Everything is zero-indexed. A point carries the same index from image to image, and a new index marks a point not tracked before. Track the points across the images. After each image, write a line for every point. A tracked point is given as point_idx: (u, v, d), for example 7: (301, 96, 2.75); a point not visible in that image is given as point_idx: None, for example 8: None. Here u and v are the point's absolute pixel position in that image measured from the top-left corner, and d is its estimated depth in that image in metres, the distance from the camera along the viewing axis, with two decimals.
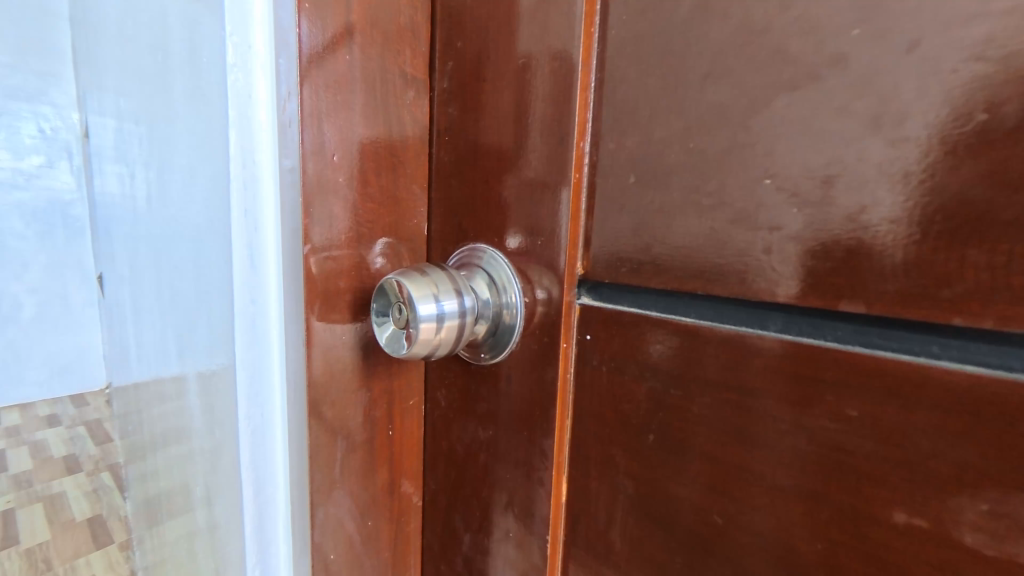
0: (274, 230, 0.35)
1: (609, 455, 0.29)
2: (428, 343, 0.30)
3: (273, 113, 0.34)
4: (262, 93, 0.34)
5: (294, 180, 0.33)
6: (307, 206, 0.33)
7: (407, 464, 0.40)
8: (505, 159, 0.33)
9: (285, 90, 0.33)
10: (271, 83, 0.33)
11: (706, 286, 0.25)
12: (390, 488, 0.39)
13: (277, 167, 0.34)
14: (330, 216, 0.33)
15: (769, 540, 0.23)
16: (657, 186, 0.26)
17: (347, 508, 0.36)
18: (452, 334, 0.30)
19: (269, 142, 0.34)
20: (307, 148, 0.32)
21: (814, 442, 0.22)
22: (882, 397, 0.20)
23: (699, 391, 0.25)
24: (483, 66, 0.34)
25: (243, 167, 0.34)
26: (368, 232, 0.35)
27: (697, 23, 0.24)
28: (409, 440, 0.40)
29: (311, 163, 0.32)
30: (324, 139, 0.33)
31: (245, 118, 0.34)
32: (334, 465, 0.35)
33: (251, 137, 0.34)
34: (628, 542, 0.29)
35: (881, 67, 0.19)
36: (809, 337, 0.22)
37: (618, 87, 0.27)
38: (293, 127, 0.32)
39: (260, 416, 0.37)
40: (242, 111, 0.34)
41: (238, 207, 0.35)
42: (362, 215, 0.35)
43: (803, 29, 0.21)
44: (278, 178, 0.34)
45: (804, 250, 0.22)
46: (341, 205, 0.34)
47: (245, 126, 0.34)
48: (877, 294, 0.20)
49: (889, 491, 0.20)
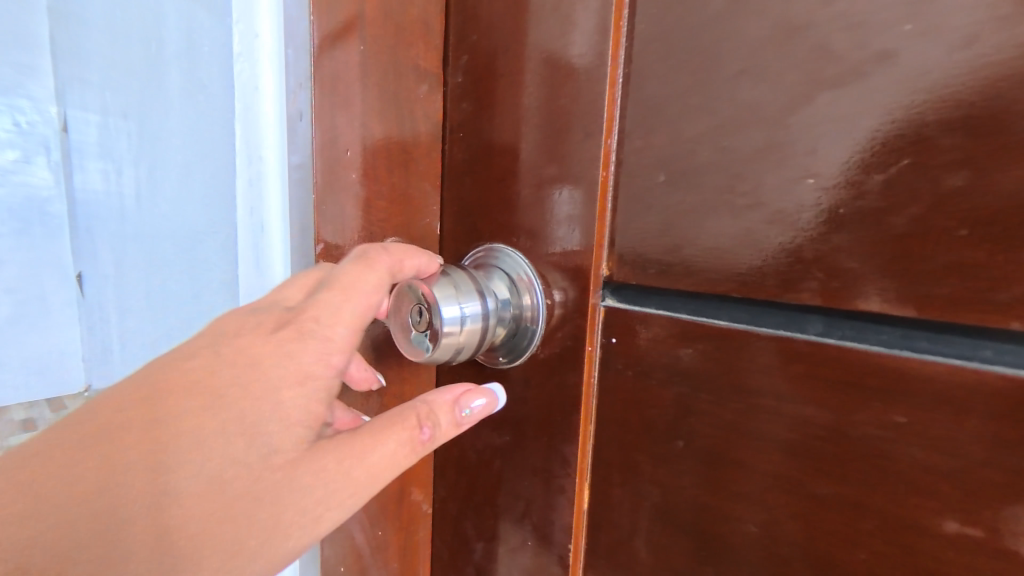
0: (279, 229, 0.36)
1: (633, 461, 0.28)
2: (447, 349, 0.29)
3: (279, 105, 0.34)
4: (268, 86, 0.34)
5: (303, 176, 0.33)
6: (319, 203, 0.32)
7: (417, 472, 0.38)
8: (522, 157, 0.31)
9: (294, 82, 0.33)
10: (278, 75, 0.34)
11: (741, 288, 0.24)
12: (400, 495, 0.37)
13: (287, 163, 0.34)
14: (348, 216, 0.33)
15: (805, 549, 0.23)
16: (688, 184, 0.25)
17: (357, 517, 0.37)
18: (473, 338, 0.30)
19: (273, 137, 0.35)
20: (320, 142, 0.32)
21: (859, 451, 0.21)
22: (933, 404, 0.20)
23: (730, 396, 0.24)
24: (501, 61, 0.32)
25: (250, 164, 0.36)
26: (379, 231, 0.34)
27: (730, 19, 0.24)
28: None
29: (322, 155, 0.32)
30: (336, 132, 0.32)
31: (251, 111, 0.35)
32: None
33: (258, 131, 0.35)
34: (653, 552, 0.28)
35: (934, 63, 0.19)
36: (851, 341, 0.22)
37: (645, 84, 0.27)
38: (303, 120, 0.32)
39: None
40: (247, 103, 0.35)
41: (245, 204, 0.37)
42: (374, 213, 0.33)
43: (848, 24, 0.21)
44: (285, 175, 0.35)
45: (847, 252, 0.21)
46: (352, 204, 0.33)
47: (251, 119, 0.35)
48: (929, 298, 0.20)
49: (937, 500, 0.20)
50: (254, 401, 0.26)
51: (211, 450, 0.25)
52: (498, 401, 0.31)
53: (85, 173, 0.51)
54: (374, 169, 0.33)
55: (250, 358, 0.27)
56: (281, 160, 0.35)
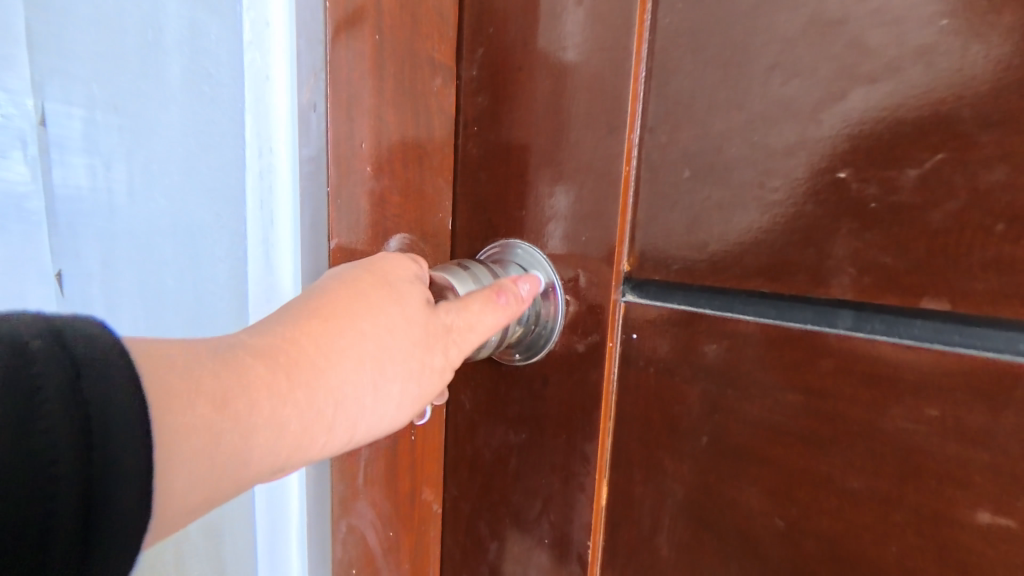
0: (290, 224, 0.35)
1: (655, 459, 0.28)
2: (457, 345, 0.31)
3: (291, 98, 0.34)
4: (281, 78, 0.34)
5: (314, 169, 0.32)
6: (332, 196, 0.31)
7: (427, 472, 0.37)
8: (542, 152, 0.31)
9: (307, 73, 0.32)
10: (289, 65, 0.34)
11: (771, 283, 0.24)
12: (410, 497, 0.36)
13: (298, 156, 0.33)
14: (358, 213, 0.31)
15: (836, 543, 0.23)
16: (716, 179, 0.25)
17: (369, 519, 0.35)
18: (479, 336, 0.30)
19: (285, 131, 0.34)
20: (336, 134, 0.30)
21: (893, 445, 0.21)
22: (967, 397, 0.20)
23: (758, 392, 0.24)
24: (520, 54, 0.31)
25: (260, 157, 0.35)
26: (393, 226, 0.33)
27: (761, 13, 0.24)
28: (427, 447, 0.37)
29: (337, 148, 0.30)
30: (353, 127, 0.31)
31: (263, 103, 0.35)
32: (358, 474, 0.34)
33: (269, 124, 0.35)
34: (677, 549, 0.28)
35: (972, 59, 0.19)
36: (882, 335, 0.22)
37: (671, 79, 0.26)
38: (315, 111, 0.31)
39: None
40: (259, 95, 0.35)
41: (255, 199, 0.36)
42: (389, 208, 0.32)
43: (884, 20, 0.21)
44: (296, 168, 0.34)
45: (878, 247, 0.21)
46: (362, 201, 0.31)
47: (262, 110, 0.35)
48: (963, 293, 0.20)
49: (971, 492, 0.20)
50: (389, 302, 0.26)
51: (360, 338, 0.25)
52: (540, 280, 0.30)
53: (68, 168, 0.43)
54: (387, 163, 0.32)
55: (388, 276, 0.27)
56: (293, 153, 0.34)
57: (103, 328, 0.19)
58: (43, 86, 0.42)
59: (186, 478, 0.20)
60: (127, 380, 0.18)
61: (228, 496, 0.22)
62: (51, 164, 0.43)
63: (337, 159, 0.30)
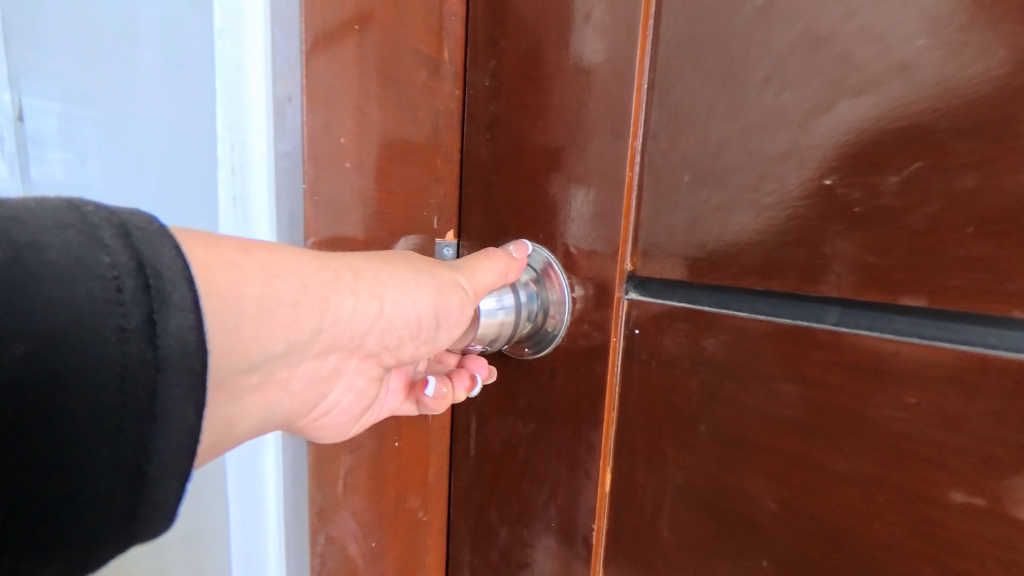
0: (269, 223, 0.33)
1: (657, 446, 0.30)
2: (471, 335, 0.34)
3: (267, 89, 0.32)
4: (257, 68, 0.32)
5: (293, 166, 0.30)
6: (311, 193, 0.30)
7: (413, 477, 0.38)
8: (551, 156, 0.32)
9: (283, 63, 0.30)
10: (266, 54, 0.31)
11: (765, 281, 0.26)
12: (397, 503, 0.37)
13: (274, 151, 0.32)
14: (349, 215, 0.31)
15: (825, 523, 0.25)
16: (714, 184, 0.27)
17: (351, 529, 0.35)
18: (491, 330, 0.33)
19: (261, 124, 0.32)
20: (314, 129, 0.29)
21: (878, 431, 0.23)
22: (944, 385, 0.21)
23: (753, 382, 0.26)
24: (530, 64, 0.33)
25: (233, 150, 0.33)
26: (383, 224, 0.33)
27: (756, 29, 0.25)
28: (414, 452, 0.38)
29: (315, 143, 0.29)
30: (332, 121, 0.30)
31: (236, 94, 0.32)
32: (340, 482, 0.34)
33: (243, 116, 0.33)
34: (677, 531, 0.30)
35: (948, 73, 0.21)
36: (866, 328, 0.24)
37: (673, 89, 0.28)
38: (294, 104, 0.30)
39: (254, 490, 0.36)
40: (231, 85, 0.32)
41: (227, 194, 0.34)
42: (378, 206, 0.33)
43: (868, 37, 0.22)
44: (272, 163, 0.32)
45: (864, 248, 0.23)
46: (350, 199, 0.31)
47: (234, 102, 0.32)
48: (940, 289, 0.21)
49: (948, 474, 0.22)
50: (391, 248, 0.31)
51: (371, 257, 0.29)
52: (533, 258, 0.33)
53: (43, 164, 0.29)
54: (390, 161, 0.33)
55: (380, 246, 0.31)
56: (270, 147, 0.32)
57: (168, 238, 0.19)
58: (10, 73, 0.28)
59: (252, 329, 0.23)
60: (188, 300, 0.19)
61: (272, 359, 0.25)
62: (26, 162, 0.29)
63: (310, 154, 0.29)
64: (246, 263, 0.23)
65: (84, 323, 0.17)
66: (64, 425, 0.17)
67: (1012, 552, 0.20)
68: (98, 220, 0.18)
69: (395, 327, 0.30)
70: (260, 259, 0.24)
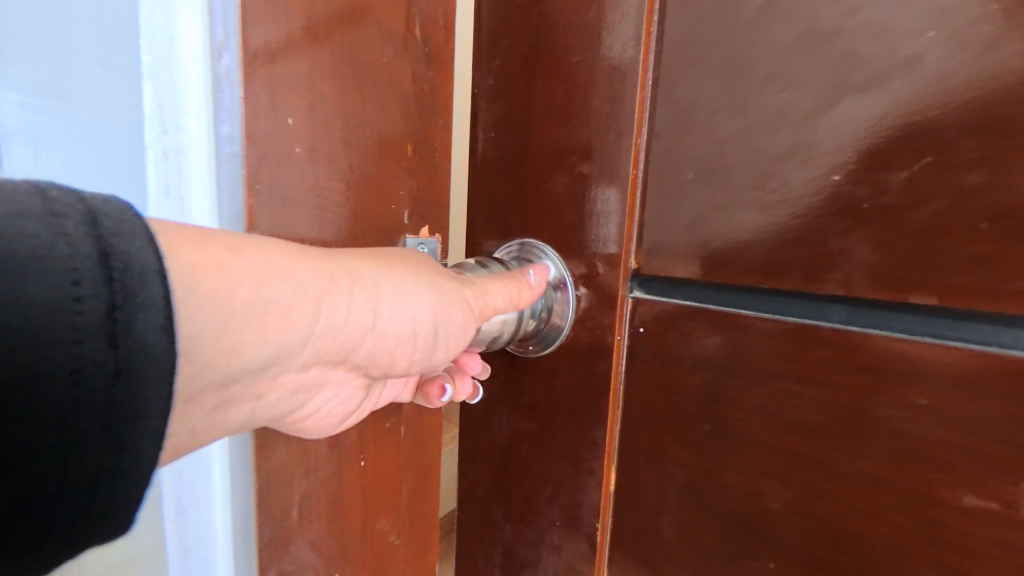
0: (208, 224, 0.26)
1: (660, 445, 0.30)
2: (473, 336, 0.33)
3: (200, 60, 0.24)
4: (189, 37, 0.25)
5: (235, 154, 0.24)
6: (252, 183, 0.24)
7: (382, 499, 0.32)
8: (555, 155, 0.32)
9: (220, 27, 0.23)
10: (198, 14, 0.24)
11: (769, 279, 0.25)
12: (363, 528, 0.32)
13: (211, 136, 0.25)
14: (309, 214, 0.27)
15: (831, 524, 0.24)
16: (717, 181, 0.27)
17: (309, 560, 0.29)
18: (493, 328, 0.33)
19: (196, 102, 0.25)
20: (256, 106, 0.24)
21: (885, 433, 0.23)
22: (952, 386, 0.21)
23: (757, 381, 0.26)
24: (535, 63, 0.33)
25: (163, 135, 0.26)
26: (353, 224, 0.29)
27: (760, 25, 0.25)
28: (384, 469, 0.33)
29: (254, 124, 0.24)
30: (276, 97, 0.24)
31: (167, 66, 0.25)
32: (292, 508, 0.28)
33: (175, 92, 0.25)
34: (680, 531, 0.30)
35: (956, 68, 0.20)
36: (873, 328, 0.23)
37: (676, 86, 0.28)
38: (232, 80, 0.23)
39: (201, 530, 0.30)
40: (158, 57, 0.26)
41: (157, 186, 0.27)
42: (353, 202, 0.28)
43: (874, 32, 0.22)
44: (211, 150, 0.25)
45: (869, 246, 0.23)
46: (305, 188, 0.26)
47: (163, 76, 0.26)
48: (948, 288, 0.21)
49: (957, 476, 0.21)
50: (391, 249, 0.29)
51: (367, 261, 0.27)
52: (550, 270, 0.33)
53: None
54: (379, 156, 0.29)
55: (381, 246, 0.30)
56: (206, 134, 0.25)
57: (143, 228, 0.19)
58: None
59: (240, 337, 0.23)
60: (158, 299, 0.18)
61: (251, 369, 0.24)
62: None
63: (252, 138, 0.24)
64: (238, 264, 0.22)
65: (44, 318, 0.17)
66: (19, 418, 0.17)
67: (1014, 554, 0.21)
68: (63, 208, 0.17)
69: (389, 337, 0.29)
70: (254, 261, 0.22)
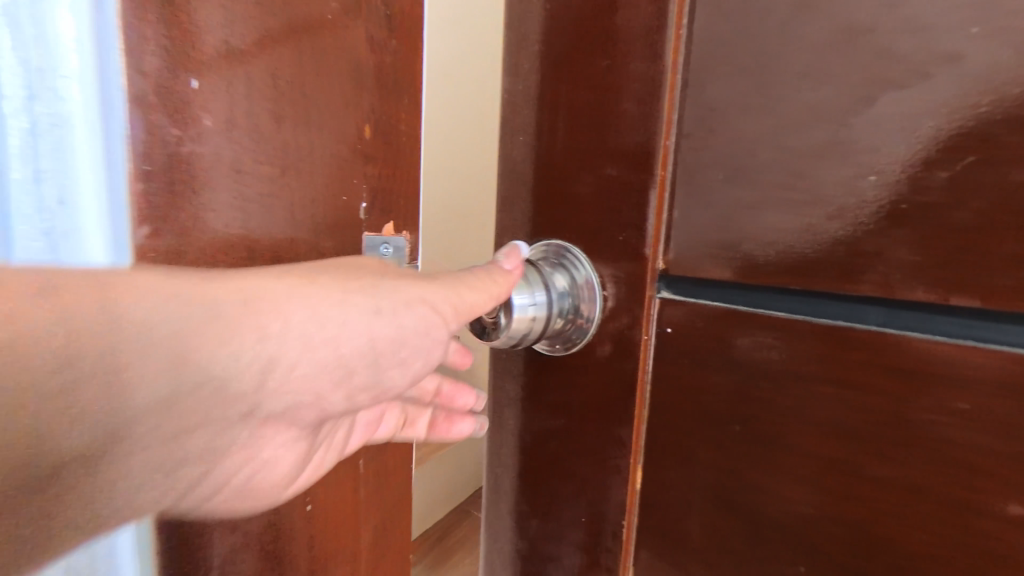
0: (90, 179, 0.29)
1: (688, 445, 0.30)
2: (502, 334, 0.34)
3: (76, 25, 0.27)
4: (68, 35, 0.28)
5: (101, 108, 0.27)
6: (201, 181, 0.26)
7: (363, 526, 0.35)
8: (583, 157, 0.33)
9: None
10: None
11: (803, 279, 0.25)
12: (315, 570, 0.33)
13: (88, 99, 0.28)
14: (229, 206, 0.27)
15: (866, 529, 0.24)
16: (748, 181, 0.26)
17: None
18: (523, 325, 0.33)
19: (77, 67, 0.28)
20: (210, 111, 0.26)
21: (924, 437, 0.23)
22: (995, 390, 0.21)
23: (789, 382, 0.26)
24: (563, 67, 0.34)
25: (52, 108, 0.29)
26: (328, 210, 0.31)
27: (793, 24, 0.25)
28: (339, 516, 0.34)
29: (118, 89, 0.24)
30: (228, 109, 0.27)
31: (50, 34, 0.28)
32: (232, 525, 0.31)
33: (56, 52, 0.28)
34: (708, 531, 0.30)
35: (999, 64, 0.20)
36: (911, 330, 0.23)
37: (705, 86, 0.28)
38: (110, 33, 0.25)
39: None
40: (40, 31, 0.29)
41: (47, 152, 0.30)
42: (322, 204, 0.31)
43: (913, 29, 0.22)
44: (95, 121, 0.28)
45: (908, 246, 0.22)
46: (224, 173, 0.27)
47: (45, 39, 0.29)
48: (991, 289, 0.21)
49: (999, 483, 0.21)
50: (381, 279, 0.31)
51: (295, 298, 0.28)
52: (521, 249, 0.35)
53: None
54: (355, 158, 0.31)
55: (388, 304, 0.31)
56: (93, 125, 0.28)
57: None
58: None
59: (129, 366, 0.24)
60: None
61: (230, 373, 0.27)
62: None
63: (223, 125, 0.26)
64: (225, 304, 0.26)
65: None
66: None
67: None
68: None
69: (352, 358, 0.31)
70: (214, 291, 0.26)
